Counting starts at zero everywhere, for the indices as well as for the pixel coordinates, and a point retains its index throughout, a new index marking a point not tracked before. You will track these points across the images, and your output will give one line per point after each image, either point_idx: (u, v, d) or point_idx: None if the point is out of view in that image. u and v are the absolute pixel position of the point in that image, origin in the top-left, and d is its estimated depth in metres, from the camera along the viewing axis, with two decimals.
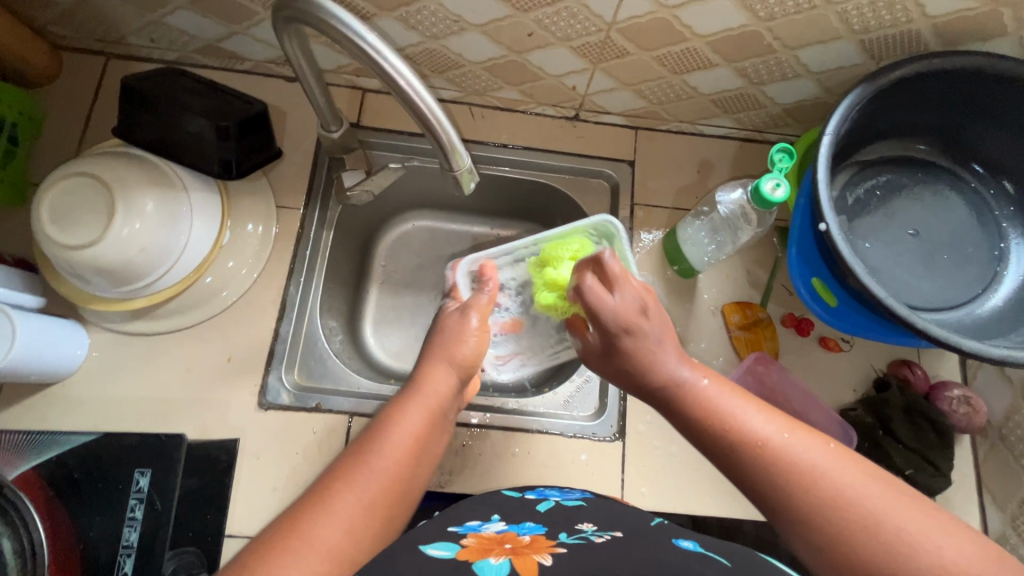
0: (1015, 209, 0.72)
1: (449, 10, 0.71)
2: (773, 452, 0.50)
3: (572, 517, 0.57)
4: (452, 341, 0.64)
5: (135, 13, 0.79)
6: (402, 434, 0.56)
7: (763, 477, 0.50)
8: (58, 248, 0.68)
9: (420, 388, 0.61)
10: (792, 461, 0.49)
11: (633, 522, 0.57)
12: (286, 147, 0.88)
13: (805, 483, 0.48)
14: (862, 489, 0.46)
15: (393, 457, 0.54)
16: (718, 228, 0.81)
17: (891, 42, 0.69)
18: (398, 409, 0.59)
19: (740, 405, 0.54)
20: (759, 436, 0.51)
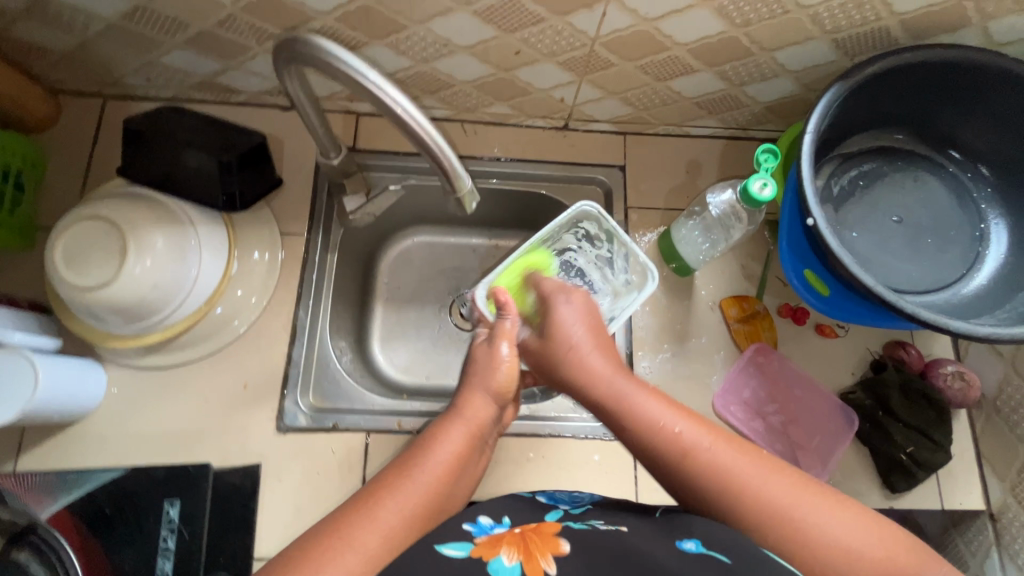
0: (991, 191, 0.75)
1: (437, 35, 0.73)
2: (703, 465, 0.52)
3: (579, 512, 0.59)
4: (491, 368, 0.64)
5: (132, 55, 0.81)
6: (444, 454, 0.56)
7: (695, 488, 0.53)
8: (74, 290, 0.70)
9: (461, 410, 0.62)
10: (702, 456, 0.53)
11: (635, 514, 0.57)
12: (286, 175, 0.90)
13: (735, 494, 0.50)
14: (788, 498, 0.49)
15: (439, 470, 0.55)
16: (712, 227, 0.84)
17: (862, 39, 0.72)
18: (443, 426, 0.60)
19: (672, 417, 0.56)
20: (692, 446, 0.54)
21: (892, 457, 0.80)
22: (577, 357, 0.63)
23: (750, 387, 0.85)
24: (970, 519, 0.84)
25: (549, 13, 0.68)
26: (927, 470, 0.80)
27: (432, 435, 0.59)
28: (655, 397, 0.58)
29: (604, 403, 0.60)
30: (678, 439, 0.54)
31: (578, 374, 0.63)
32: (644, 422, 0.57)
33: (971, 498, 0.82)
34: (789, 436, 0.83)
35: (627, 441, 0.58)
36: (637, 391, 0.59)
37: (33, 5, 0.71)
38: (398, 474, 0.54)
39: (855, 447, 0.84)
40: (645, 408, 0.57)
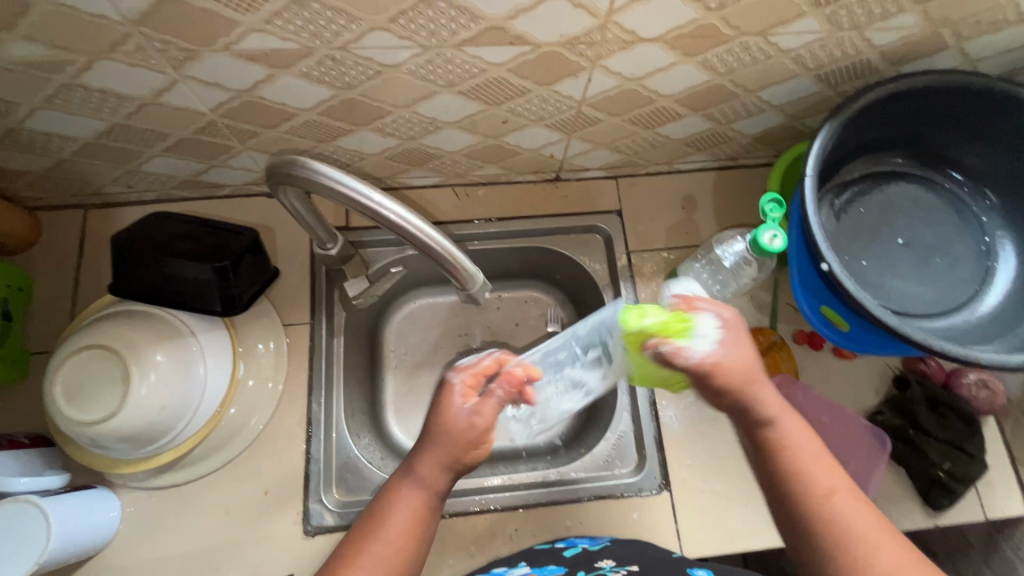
0: (991, 202, 0.76)
1: (423, 116, 0.72)
2: (836, 521, 0.54)
3: (592, 556, 0.65)
4: (445, 434, 0.60)
5: (111, 167, 0.78)
6: (401, 514, 0.59)
7: (819, 535, 0.54)
8: (76, 425, 0.66)
9: (410, 466, 0.61)
10: (822, 501, 0.55)
11: (649, 556, 0.64)
12: (282, 263, 0.88)
13: (857, 554, 0.52)
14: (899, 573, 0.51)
15: (399, 533, 0.58)
16: (721, 270, 0.84)
17: (845, 71, 0.72)
18: (398, 480, 0.61)
19: (812, 453, 0.58)
20: (834, 502, 0.55)
21: (930, 475, 0.79)
22: (743, 374, 0.59)
23: None
24: (1014, 525, 0.83)
25: (535, 84, 0.68)
26: (966, 484, 0.80)
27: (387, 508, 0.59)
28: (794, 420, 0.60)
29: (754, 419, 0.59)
30: (830, 482, 0.56)
31: (750, 399, 0.59)
32: (799, 465, 0.57)
33: (1012, 505, 0.81)
34: None
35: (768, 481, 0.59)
36: (797, 431, 0.59)
37: (5, 135, 0.69)
38: (369, 523, 0.59)
39: (891, 468, 0.83)
40: (802, 444, 0.58)
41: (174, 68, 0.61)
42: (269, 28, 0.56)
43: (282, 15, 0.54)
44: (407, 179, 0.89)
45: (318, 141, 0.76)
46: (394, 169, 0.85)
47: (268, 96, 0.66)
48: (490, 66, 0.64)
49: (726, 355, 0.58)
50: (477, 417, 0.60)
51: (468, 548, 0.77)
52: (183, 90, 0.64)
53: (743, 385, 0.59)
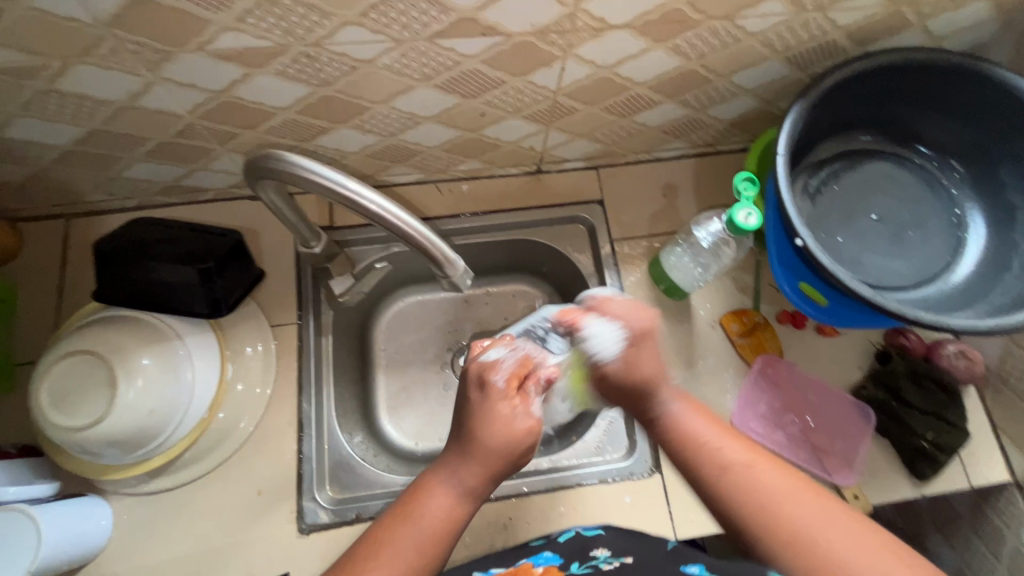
0: (960, 176, 0.78)
1: (401, 111, 0.73)
2: (748, 485, 0.54)
3: (586, 544, 0.62)
4: (489, 435, 0.58)
5: (91, 174, 0.78)
6: (436, 512, 0.56)
7: (740, 511, 0.54)
8: (65, 432, 0.66)
9: (455, 464, 0.58)
10: (736, 472, 0.56)
11: (647, 547, 0.60)
12: (267, 265, 0.88)
13: (769, 514, 0.52)
14: (817, 524, 0.51)
15: (433, 531, 0.55)
16: (701, 252, 0.85)
17: (813, 53, 0.74)
18: (437, 479, 0.58)
19: (714, 434, 0.60)
20: (734, 471, 0.56)
21: (914, 446, 0.81)
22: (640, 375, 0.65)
23: (765, 400, 0.85)
24: (999, 492, 0.85)
25: (510, 75, 0.69)
26: (949, 453, 0.81)
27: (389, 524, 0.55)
28: (698, 413, 0.63)
29: (648, 408, 0.65)
30: (721, 454, 0.58)
31: (654, 396, 0.64)
32: (699, 442, 0.60)
33: (996, 471, 0.83)
34: (810, 442, 0.83)
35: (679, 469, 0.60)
36: (688, 413, 0.63)
37: None
38: (403, 516, 0.56)
39: (877, 441, 0.84)
40: (692, 427, 0.62)
41: (149, 70, 0.61)
42: (242, 26, 0.56)
43: (255, 13, 0.55)
44: (389, 176, 0.89)
45: (297, 141, 0.76)
46: (375, 167, 0.86)
47: (246, 96, 0.67)
48: (464, 58, 0.65)
49: (624, 361, 0.65)
50: (529, 420, 0.59)
51: (462, 539, 0.77)
52: (160, 92, 0.64)
53: (645, 392, 0.65)
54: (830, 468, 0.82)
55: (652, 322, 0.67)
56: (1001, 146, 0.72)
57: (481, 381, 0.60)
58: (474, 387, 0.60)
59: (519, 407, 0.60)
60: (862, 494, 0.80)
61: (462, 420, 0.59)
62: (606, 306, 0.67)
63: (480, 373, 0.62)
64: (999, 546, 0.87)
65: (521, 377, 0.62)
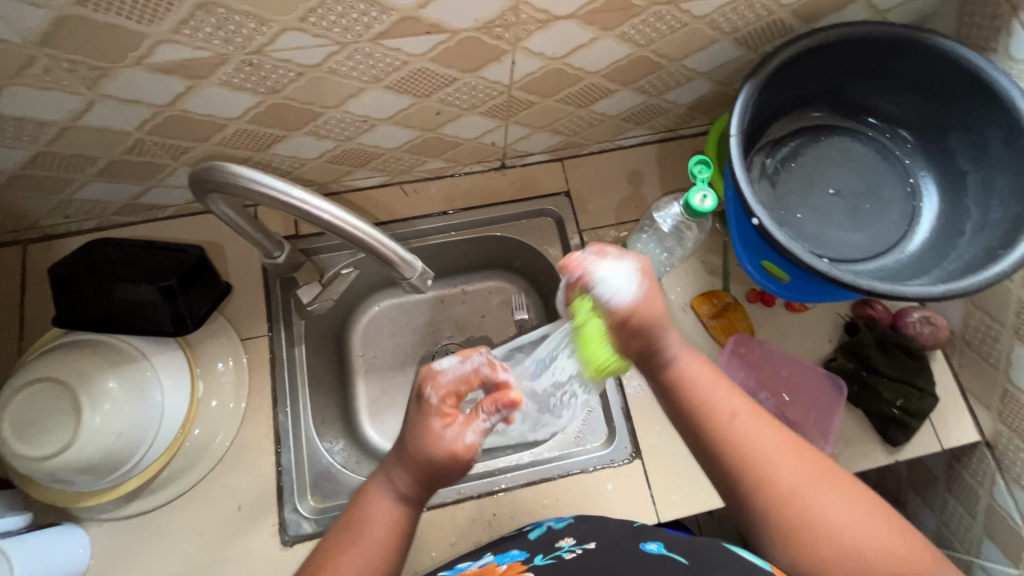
0: (912, 145, 0.80)
1: (355, 114, 0.73)
2: (737, 441, 0.55)
3: (553, 536, 0.62)
4: (416, 447, 0.54)
5: (42, 198, 0.76)
6: (377, 520, 0.56)
7: (730, 460, 0.55)
8: (31, 463, 0.65)
9: (390, 468, 0.57)
10: (734, 429, 0.56)
11: (611, 531, 0.60)
12: (234, 279, 0.87)
13: (763, 467, 0.54)
14: (808, 485, 0.53)
15: (376, 542, 0.55)
16: (665, 237, 0.88)
17: (761, 33, 0.75)
18: (376, 486, 0.57)
19: (709, 378, 0.60)
20: (732, 425, 0.56)
21: (885, 413, 0.82)
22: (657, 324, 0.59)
23: (739, 378, 0.86)
24: (970, 452, 0.87)
25: (460, 72, 0.69)
26: (921, 417, 0.83)
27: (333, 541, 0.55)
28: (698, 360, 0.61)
29: (655, 352, 0.60)
30: (725, 406, 0.58)
31: (654, 342, 0.59)
32: (698, 392, 0.59)
33: (965, 432, 0.85)
34: (785, 417, 0.84)
35: (678, 416, 0.60)
36: (695, 363, 0.61)
37: None
38: (349, 528, 0.56)
39: (850, 411, 0.85)
40: (695, 375, 0.60)
41: (88, 88, 0.60)
42: (178, 37, 0.55)
43: (190, 23, 0.54)
44: (352, 181, 0.89)
45: (253, 151, 0.75)
46: (337, 172, 0.85)
47: (192, 109, 0.65)
48: (411, 58, 0.64)
49: (644, 295, 0.58)
50: (461, 442, 0.53)
51: (447, 539, 0.78)
52: (103, 109, 0.63)
53: (654, 330, 0.59)
54: (806, 441, 0.83)
55: (646, 263, 0.60)
56: (947, 114, 0.74)
57: (420, 391, 0.56)
58: (415, 397, 0.56)
59: (454, 427, 0.54)
60: (838, 464, 0.82)
61: (404, 425, 0.56)
62: (606, 250, 0.61)
63: (424, 379, 0.56)
64: (973, 504, 0.89)
65: (461, 394, 0.56)
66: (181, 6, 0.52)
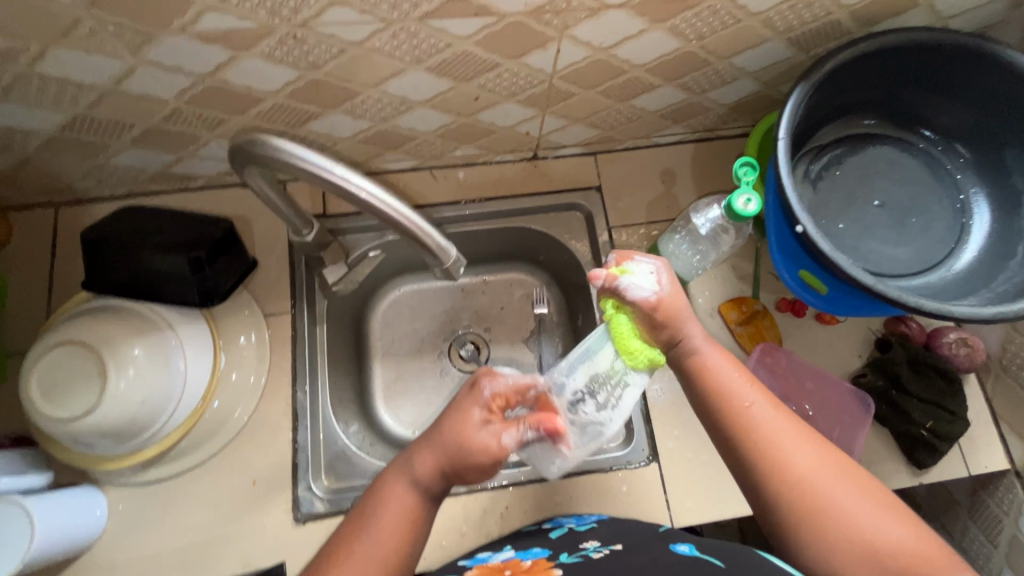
0: (966, 159, 0.77)
1: (393, 95, 0.71)
2: (759, 433, 0.56)
3: (577, 538, 0.61)
4: (455, 432, 0.57)
5: (77, 161, 0.76)
6: (393, 506, 0.56)
7: (750, 449, 0.56)
8: (56, 423, 0.66)
9: (411, 454, 0.58)
10: (758, 428, 0.56)
11: (636, 534, 0.61)
12: (260, 254, 0.86)
13: (777, 461, 0.54)
14: (823, 476, 0.53)
15: (391, 531, 0.55)
16: (699, 240, 0.84)
17: (816, 34, 0.72)
18: (393, 472, 0.59)
19: (733, 375, 0.60)
20: (751, 417, 0.57)
21: (913, 434, 0.80)
22: (680, 315, 0.58)
23: (763, 389, 0.84)
24: (997, 479, 0.85)
25: (504, 58, 0.67)
26: (949, 441, 0.81)
27: (347, 531, 0.56)
28: (723, 355, 0.61)
29: (673, 343, 0.60)
30: (738, 401, 0.58)
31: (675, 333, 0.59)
32: (715, 381, 0.59)
33: (995, 459, 0.82)
34: None
35: (703, 410, 0.60)
36: (720, 359, 0.61)
37: None
38: (362, 517, 0.56)
39: (875, 431, 0.83)
40: (718, 368, 0.60)
41: (132, 53, 0.59)
42: (225, 6, 0.55)
43: None
44: (383, 163, 0.88)
45: (288, 126, 0.75)
46: (368, 153, 0.84)
47: (232, 80, 0.65)
48: (456, 40, 0.63)
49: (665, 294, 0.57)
50: (484, 441, 0.56)
51: (459, 529, 0.77)
52: (143, 76, 0.63)
53: (675, 324, 0.58)
54: None
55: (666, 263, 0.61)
56: (1006, 128, 0.71)
57: (475, 383, 0.60)
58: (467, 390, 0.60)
59: (485, 424, 0.57)
60: None
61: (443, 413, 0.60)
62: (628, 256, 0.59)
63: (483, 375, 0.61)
64: (996, 533, 0.87)
65: (513, 401, 0.60)
66: None
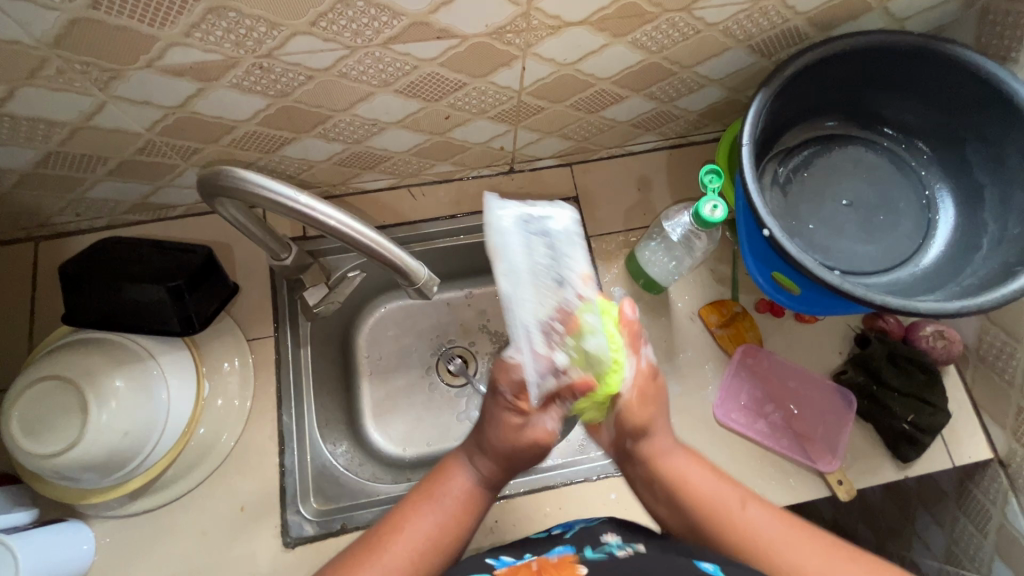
0: (929, 157, 0.79)
1: (365, 118, 0.72)
2: (750, 535, 0.57)
3: (594, 530, 0.61)
4: (503, 430, 0.58)
5: (54, 196, 0.77)
6: (454, 492, 0.59)
7: (742, 550, 0.57)
8: (38, 459, 0.66)
9: (471, 452, 0.60)
10: (751, 535, 0.57)
11: (657, 534, 0.61)
12: (242, 279, 0.87)
13: (779, 564, 0.56)
14: (824, 568, 0.55)
15: (450, 514, 0.58)
16: (673, 246, 0.85)
17: (775, 40, 0.74)
18: (454, 466, 0.61)
19: (715, 480, 0.61)
20: (740, 518, 0.58)
21: (895, 429, 0.81)
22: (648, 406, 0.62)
23: (746, 390, 0.85)
24: (982, 469, 0.86)
25: (471, 77, 0.68)
26: (931, 434, 0.81)
27: (400, 516, 0.57)
28: (694, 457, 0.63)
29: (646, 443, 0.63)
30: (722, 504, 0.59)
31: (646, 437, 0.63)
32: (697, 490, 0.60)
33: (978, 449, 0.83)
34: (793, 431, 0.83)
35: (679, 515, 0.61)
36: (687, 460, 0.63)
37: None
38: (422, 500, 0.58)
39: (859, 426, 0.84)
40: (691, 471, 0.62)
41: (100, 89, 0.60)
42: (190, 40, 0.56)
43: (201, 26, 0.54)
44: (360, 183, 0.89)
45: (263, 153, 0.76)
46: (345, 175, 0.85)
47: (203, 110, 0.66)
48: (422, 62, 0.64)
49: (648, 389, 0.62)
50: (541, 429, 0.58)
51: None
52: (115, 110, 0.64)
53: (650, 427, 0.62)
54: (813, 454, 0.81)
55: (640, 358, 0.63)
56: (965, 125, 0.72)
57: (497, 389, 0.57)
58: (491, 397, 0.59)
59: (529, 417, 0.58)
60: (846, 479, 0.80)
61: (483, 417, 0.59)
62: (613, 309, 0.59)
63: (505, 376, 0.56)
64: (985, 522, 0.87)
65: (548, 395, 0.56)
66: (192, 10, 0.52)
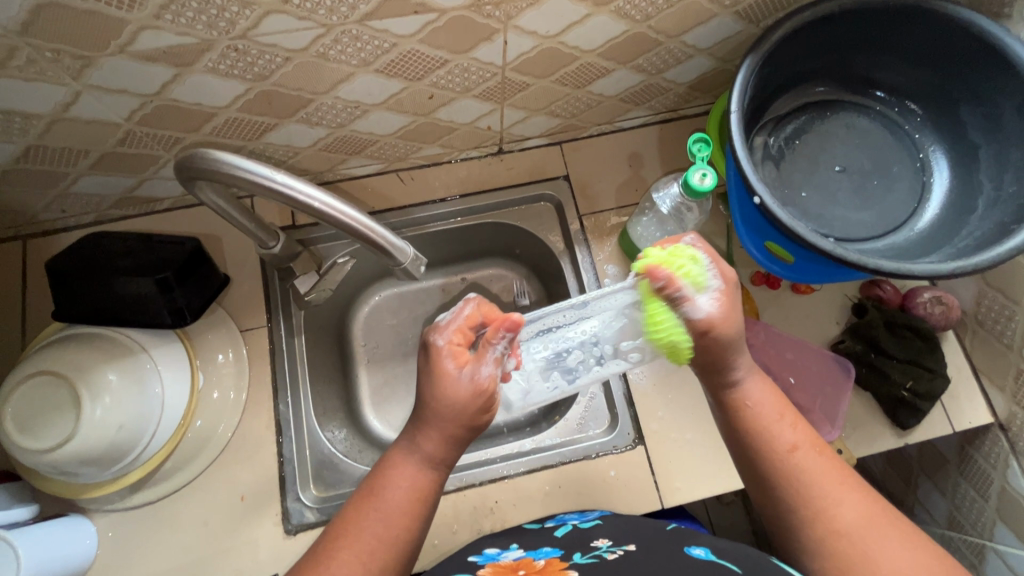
0: (922, 119, 0.78)
1: (346, 100, 0.71)
2: (796, 472, 0.56)
3: (587, 535, 0.62)
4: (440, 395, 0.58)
5: (37, 192, 0.76)
6: (400, 484, 0.58)
7: (782, 482, 0.56)
8: (34, 455, 0.65)
9: (413, 434, 0.59)
10: (796, 472, 0.56)
11: (647, 534, 0.61)
12: (232, 271, 0.86)
13: (815, 502, 0.55)
14: (863, 524, 0.53)
15: (400, 504, 0.57)
16: (664, 220, 0.83)
17: (762, 4, 0.72)
18: (399, 453, 0.60)
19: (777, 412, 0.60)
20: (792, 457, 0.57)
21: (894, 396, 0.80)
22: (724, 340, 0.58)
23: None
24: (982, 434, 0.85)
25: (451, 54, 0.67)
26: (931, 400, 0.81)
27: (355, 512, 0.57)
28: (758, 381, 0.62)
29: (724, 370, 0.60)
30: (775, 438, 0.58)
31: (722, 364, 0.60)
32: (757, 424, 0.59)
33: (977, 413, 0.83)
34: (791, 402, 0.83)
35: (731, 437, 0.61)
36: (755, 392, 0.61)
37: None
38: (372, 496, 0.58)
39: (857, 395, 0.84)
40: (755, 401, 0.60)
41: (74, 78, 0.59)
42: (161, 23, 0.54)
43: (171, 8, 0.53)
44: (348, 169, 0.88)
45: (246, 140, 0.75)
46: (331, 161, 0.84)
47: (181, 97, 0.65)
48: (401, 39, 0.63)
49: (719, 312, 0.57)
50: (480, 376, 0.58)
51: (450, 527, 0.77)
52: (90, 100, 0.63)
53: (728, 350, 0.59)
54: (812, 424, 0.81)
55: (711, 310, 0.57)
56: (959, 85, 0.71)
57: (427, 343, 0.61)
58: (423, 351, 0.61)
59: (468, 367, 0.58)
60: (845, 448, 0.80)
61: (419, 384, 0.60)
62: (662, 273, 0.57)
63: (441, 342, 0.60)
64: (986, 487, 0.87)
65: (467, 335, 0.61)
66: None
